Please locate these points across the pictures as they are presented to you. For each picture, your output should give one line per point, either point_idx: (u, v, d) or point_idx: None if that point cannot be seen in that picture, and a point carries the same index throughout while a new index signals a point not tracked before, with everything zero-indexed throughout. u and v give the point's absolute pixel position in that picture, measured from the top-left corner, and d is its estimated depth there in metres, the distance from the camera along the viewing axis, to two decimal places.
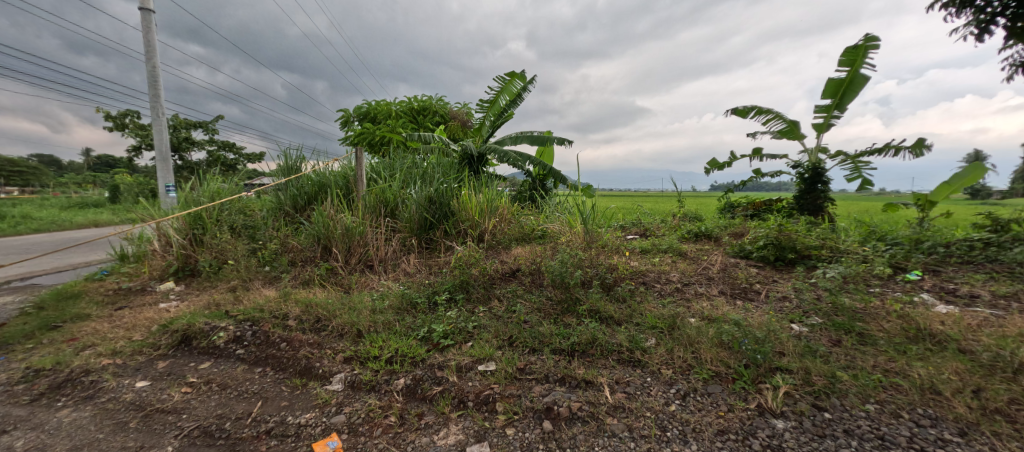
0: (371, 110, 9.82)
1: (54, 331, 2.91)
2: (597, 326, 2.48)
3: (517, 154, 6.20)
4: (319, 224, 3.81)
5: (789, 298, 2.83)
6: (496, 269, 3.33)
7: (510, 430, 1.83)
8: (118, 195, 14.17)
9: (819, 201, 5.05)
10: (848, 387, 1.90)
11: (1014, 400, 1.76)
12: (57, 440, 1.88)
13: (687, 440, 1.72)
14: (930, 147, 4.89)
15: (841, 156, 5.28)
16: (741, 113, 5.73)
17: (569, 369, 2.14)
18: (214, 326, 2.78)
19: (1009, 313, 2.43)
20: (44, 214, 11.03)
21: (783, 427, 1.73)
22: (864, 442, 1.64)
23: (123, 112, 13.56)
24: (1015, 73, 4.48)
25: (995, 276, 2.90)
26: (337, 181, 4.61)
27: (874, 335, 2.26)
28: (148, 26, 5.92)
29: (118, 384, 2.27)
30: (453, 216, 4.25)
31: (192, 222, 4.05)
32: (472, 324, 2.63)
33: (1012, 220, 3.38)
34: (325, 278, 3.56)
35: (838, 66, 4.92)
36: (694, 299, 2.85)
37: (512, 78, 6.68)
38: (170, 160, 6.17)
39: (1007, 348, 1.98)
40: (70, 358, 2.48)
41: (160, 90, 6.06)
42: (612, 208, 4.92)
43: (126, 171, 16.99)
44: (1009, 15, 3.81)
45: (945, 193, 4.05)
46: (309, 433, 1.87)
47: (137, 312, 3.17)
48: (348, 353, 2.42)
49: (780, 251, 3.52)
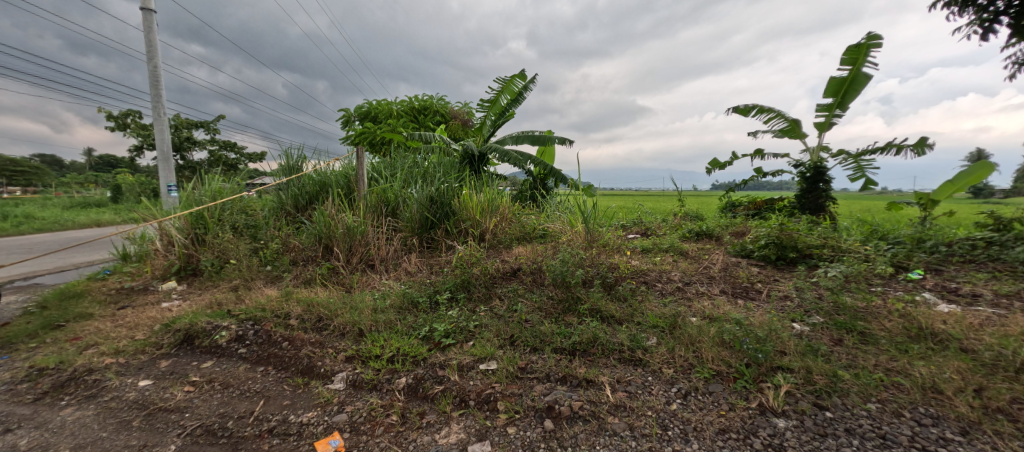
0: (372, 110, 9.82)
1: (57, 331, 2.92)
2: (598, 325, 2.48)
3: (518, 153, 6.20)
4: (320, 223, 3.82)
5: (789, 297, 2.83)
6: (497, 268, 3.33)
7: (512, 429, 1.83)
8: (119, 195, 14.21)
9: (821, 200, 5.04)
10: (850, 386, 1.90)
11: (1016, 399, 1.75)
12: (61, 439, 1.89)
13: (688, 439, 1.72)
14: (932, 146, 4.89)
15: (842, 155, 5.27)
16: (742, 112, 5.72)
17: (571, 369, 2.14)
18: (216, 325, 2.78)
19: (1011, 312, 2.42)
20: (46, 214, 11.08)
21: (784, 426, 1.73)
22: (866, 441, 1.64)
23: (124, 112, 13.58)
24: (1018, 72, 4.47)
25: (998, 276, 2.89)
26: (337, 180, 4.61)
27: (876, 334, 2.26)
28: (149, 26, 5.93)
29: (121, 383, 2.28)
30: (454, 215, 4.25)
31: (194, 222, 4.05)
32: (474, 323, 2.63)
33: (1015, 219, 3.38)
34: (326, 277, 3.57)
35: (839, 65, 4.91)
36: (695, 298, 2.85)
37: (513, 77, 6.68)
38: (171, 160, 6.18)
39: (1009, 347, 1.98)
40: (73, 357, 2.49)
41: (160, 90, 6.06)
42: (612, 208, 4.91)
43: (127, 170, 17.02)
44: (1011, 14, 3.80)
45: (947, 192, 4.03)
46: (311, 432, 1.88)
47: (140, 312, 3.18)
48: (350, 352, 2.42)
49: (780, 250, 3.52)
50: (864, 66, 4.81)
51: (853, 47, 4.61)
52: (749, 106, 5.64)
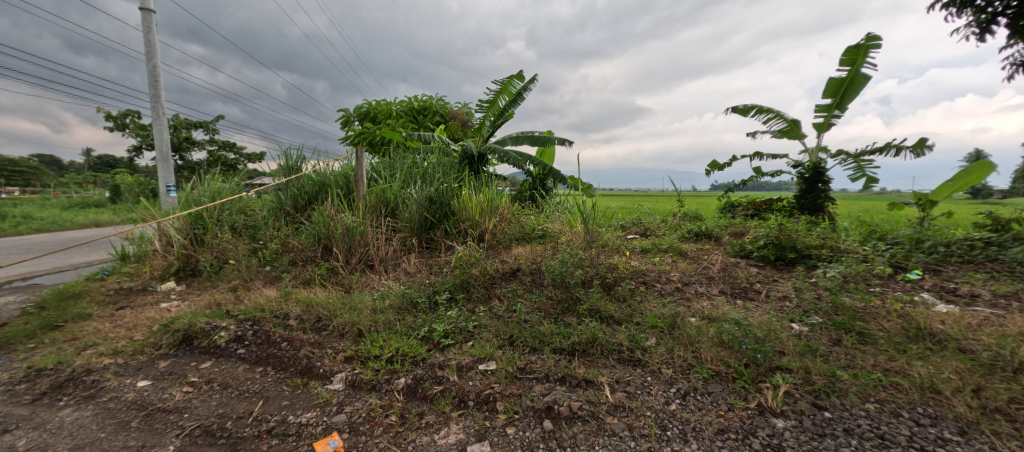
0: (371, 110, 9.82)
1: (56, 331, 2.92)
2: (598, 325, 2.48)
3: (517, 154, 6.20)
4: (320, 224, 3.82)
5: (788, 297, 2.83)
6: (497, 268, 3.33)
7: (511, 429, 1.83)
8: (118, 195, 14.19)
9: (820, 200, 5.05)
10: (848, 387, 1.90)
11: (1014, 399, 1.76)
12: (59, 440, 1.89)
13: (687, 440, 1.72)
14: (931, 146, 4.90)
15: (841, 155, 5.28)
16: (741, 113, 5.73)
17: (570, 369, 2.14)
18: (215, 325, 2.78)
19: (1009, 312, 2.43)
20: (45, 214, 11.08)
21: (783, 426, 1.74)
22: (864, 441, 1.65)
23: (123, 112, 13.58)
24: (1016, 73, 4.48)
25: (996, 276, 2.90)
26: (337, 180, 4.61)
27: (874, 334, 2.27)
28: (148, 26, 5.93)
29: (119, 384, 2.28)
30: (453, 216, 4.25)
31: (193, 222, 4.05)
32: (473, 324, 2.63)
33: (1012, 220, 3.39)
34: (325, 278, 3.57)
35: (839, 66, 4.92)
36: (694, 298, 2.86)
37: (511, 78, 6.69)
38: (170, 160, 6.17)
39: (1007, 348, 1.98)
40: (71, 357, 2.49)
41: (160, 90, 6.06)
42: (612, 208, 4.92)
43: (126, 170, 17.00)
44: (1010, 15, 3.81)
45: (945, 192, 4.04)
46: (310, 433, 1.87)
47: (139, 312, 3.18)
48: (349, 352, 2.42)
49: (779, 250, 3.53)
50: (863, 67, 4.82)
51: (852, 47, 4.62)
52: (748, 107, 5.65)
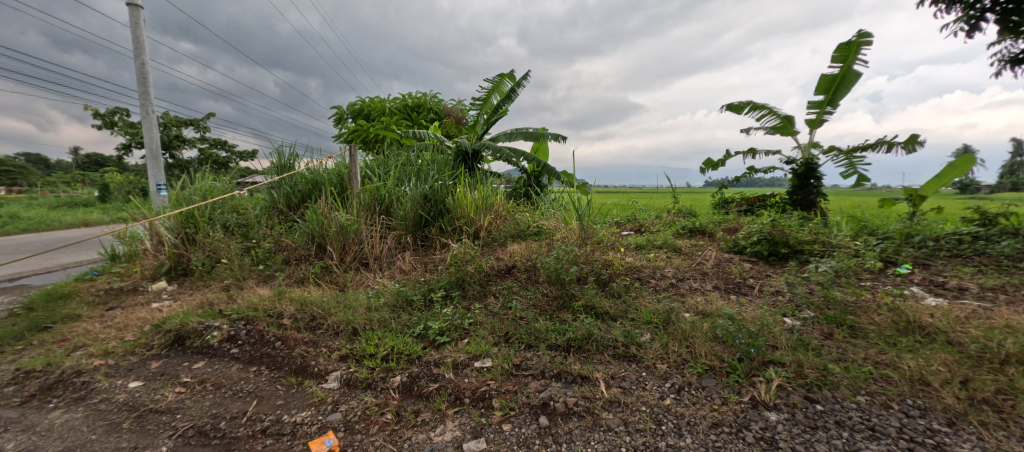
0: (365, 107, 9.81)
1: (45, 332, 2.88)
2: (592, 321, 2.49)
3: (511, 150, 6.16)
4: (314, 222, 3.80)
5: (781, 292, 2.87)
6: (493, 265, 3.32)
7: (507, 426, 1.83)
8: (108, 194, 14.02)
9: (812, 197, 5.11)
10: (840, 379, 1.93)
11: (1001, 390, 1.79)
12: (49, 441, 1.87)
13: (682, 433, 1.74)
14: (922, 143, 4.95)
15: (833, 152, 5.33)
16: (735, 109, 5.75)
17: (566, 365, 2.15)
18: (208, 325, 2.76)
19: (995, 305, 2.47)
20: (31, 213, 10.93)
21: (775, 419, 1.76)
22: (856, 434, 1.67)
23: (112, 110, 13.42)
24: (1003, 71, 4.52)
25: (984, 269, 2.95)
26: (331, 177, 4.55)
27: (865, 327, 2.29)
28: (136, 22, 5.82)
29: (110, 385, 2.25)
30: (448, 213, 4.24)
31: (184, 221, 4.01)
32: (468, 321, 2.63)
33: (1001, 213, 3.44)
34: (319, 276, 3.55)
35: (831, 62, 4.95)
36: (689, 294, 2.88)
37: (501, 77, 6.71)
38: (160, 158, 6.09)
39: (994, 340, 2.02)
40: (61, 359, 2.45)
41: (149, 87, 5.97)
42: (606, 204, 4.95)
43: (116, 169, 16.86)
44: (997, 12, 3.85)
45: (934, 187, 4.09)
46: (305, 432, 1.86)
47: (129, 312, 3.14)
48: (343, 351, 2.41)
49: (773, 246, 3.56)
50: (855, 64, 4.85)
51: (845, 44, 4.64)
52: (742, 103, 5.67)
